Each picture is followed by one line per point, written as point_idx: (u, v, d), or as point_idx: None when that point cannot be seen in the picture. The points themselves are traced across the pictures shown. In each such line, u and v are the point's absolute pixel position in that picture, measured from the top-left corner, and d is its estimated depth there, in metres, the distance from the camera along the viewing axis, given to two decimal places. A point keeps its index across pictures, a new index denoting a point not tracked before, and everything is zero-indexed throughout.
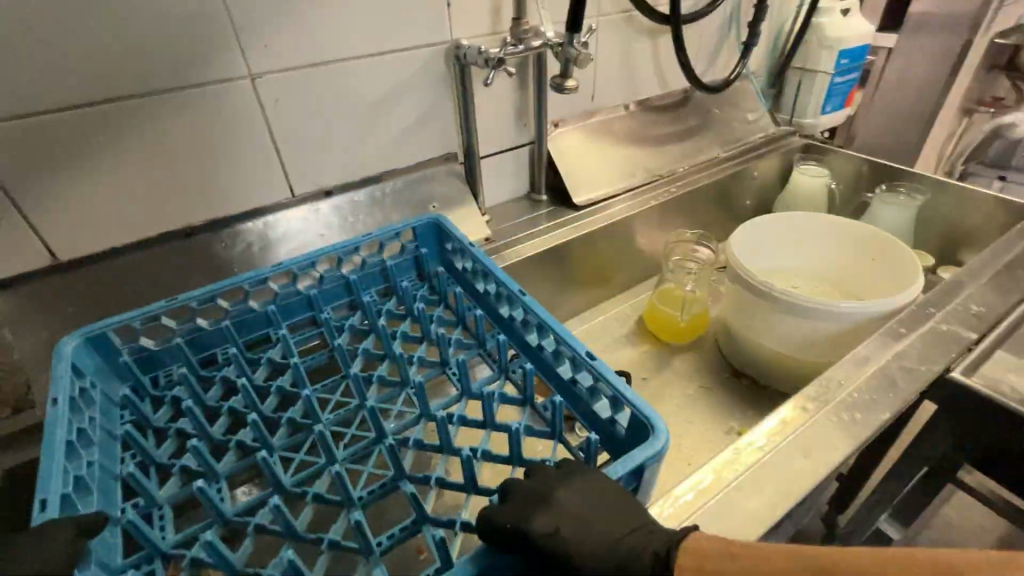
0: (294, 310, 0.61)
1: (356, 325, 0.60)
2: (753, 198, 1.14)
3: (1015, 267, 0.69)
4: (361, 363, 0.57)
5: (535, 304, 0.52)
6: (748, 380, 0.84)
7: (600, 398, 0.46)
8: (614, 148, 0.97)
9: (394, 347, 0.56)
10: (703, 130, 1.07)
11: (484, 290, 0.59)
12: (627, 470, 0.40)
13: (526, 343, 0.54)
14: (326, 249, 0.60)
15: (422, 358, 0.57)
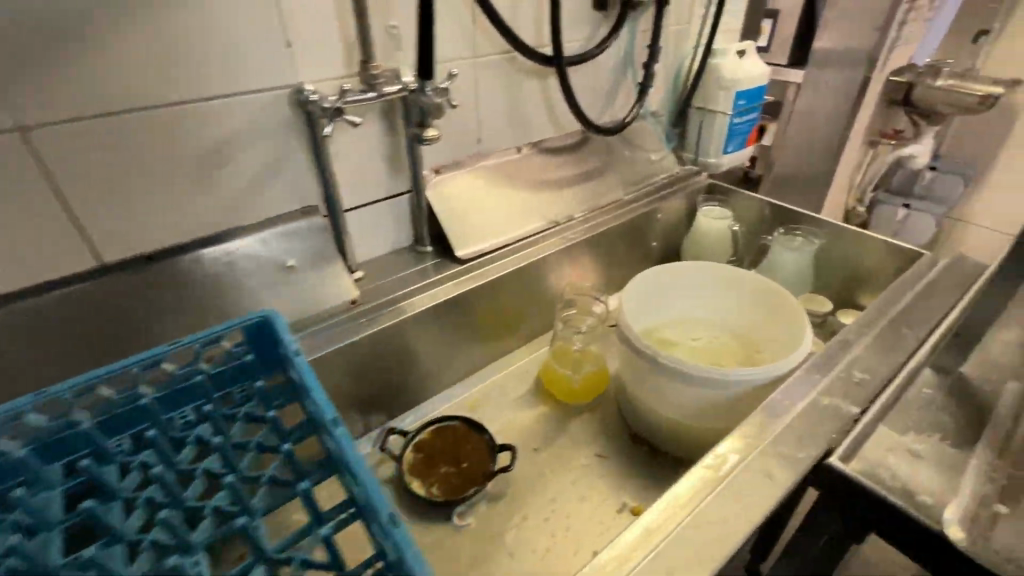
0: (65, 446, 0.47)
1: (148, 460, 0.48)
2: (661, 239, 1.10)
3: (899, 323, 0.66)
4: (138, 518, 0.44)
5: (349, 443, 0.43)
6: (649, 446, 0.78)
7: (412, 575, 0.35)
8: (508, 194, 0.90)
9: (186, 496, 0.46)
10: (605, 171, 1.03)
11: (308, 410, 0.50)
12: None
13: (341, 479, 0.45)
14: (116, 366, 0.48)
15: (217, 507, 0.45)
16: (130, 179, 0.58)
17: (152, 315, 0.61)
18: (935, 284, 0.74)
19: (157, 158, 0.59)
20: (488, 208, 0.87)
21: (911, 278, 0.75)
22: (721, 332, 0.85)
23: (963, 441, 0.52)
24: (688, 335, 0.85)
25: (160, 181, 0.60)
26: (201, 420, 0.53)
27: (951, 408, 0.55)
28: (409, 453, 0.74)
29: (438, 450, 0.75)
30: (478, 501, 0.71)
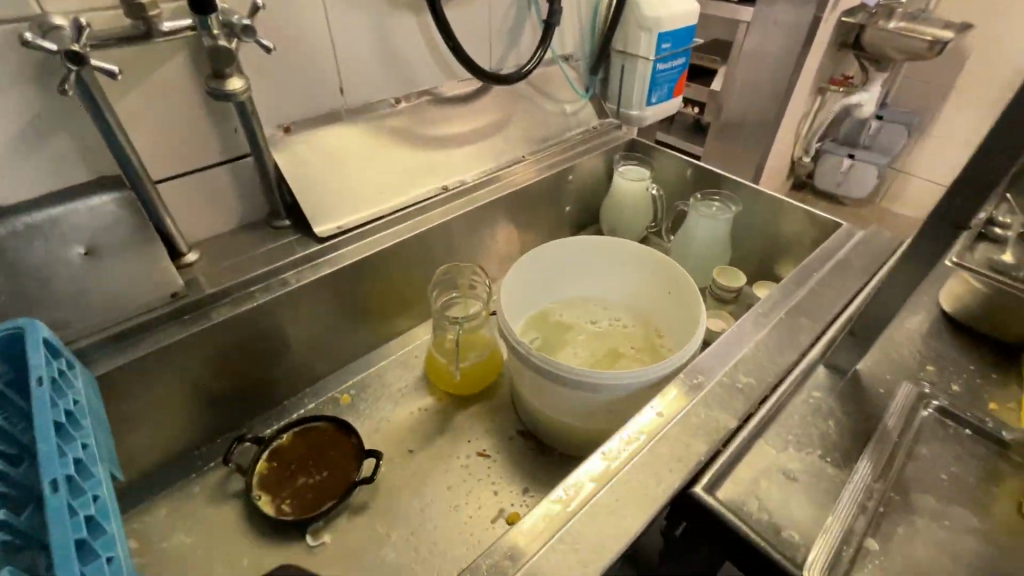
0: None
1: None
2: (576, 203, 1.00)
3: (800, 312, 0.60)
4: None
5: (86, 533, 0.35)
6: (538, 442, 0.71)
7: None
8: (384, 156, 0.76)
9: None
10: (508, 126, 0.90)
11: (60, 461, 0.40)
12: None
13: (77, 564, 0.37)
14: None
15: None
16: None
17: None
18: (846, 263, 0.67)
19: None
20: (358, 174, 0.73)
21: (821, 256, 0.69)
22: (624, 314, 0.77)
23: (843, 457, 0.46)
24: (590, 316, 0.77)
25: None
26: None
27: (837, 415, 0.50)
28: (262, 464, 0.65)
29: (298, 458, 0.66)
30: (339, 513, 0.63)
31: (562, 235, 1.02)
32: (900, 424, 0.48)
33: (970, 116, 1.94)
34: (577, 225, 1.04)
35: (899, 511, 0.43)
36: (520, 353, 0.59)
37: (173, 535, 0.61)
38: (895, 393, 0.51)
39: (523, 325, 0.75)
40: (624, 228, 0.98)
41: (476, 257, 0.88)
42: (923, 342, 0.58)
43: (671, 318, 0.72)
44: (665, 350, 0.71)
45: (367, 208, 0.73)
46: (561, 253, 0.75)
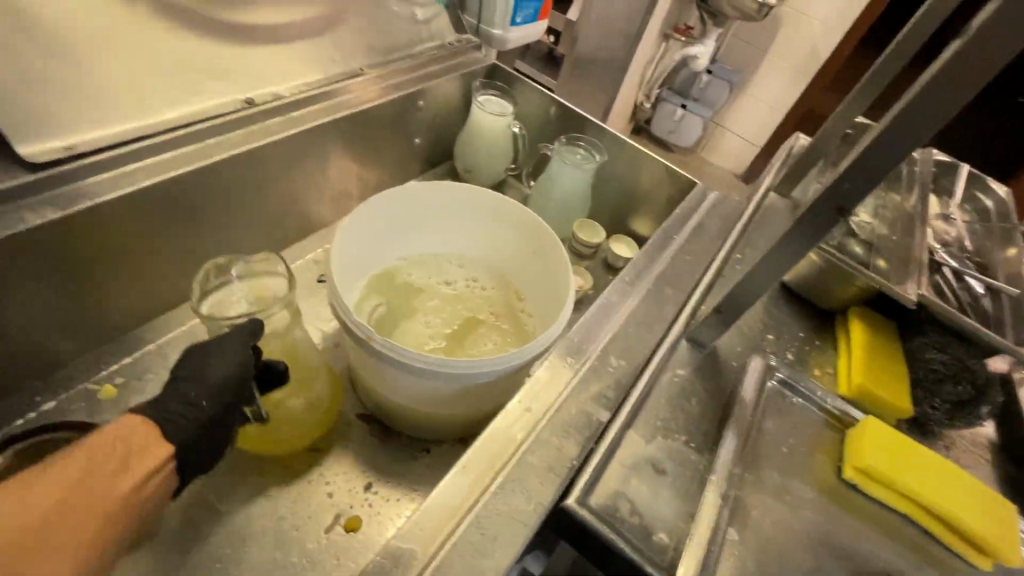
0: None
1: None
2: (426, 134, 0.85)
3: (663, 280, 0.57)
4: None
5: None
6: (382, 426, 0.60)
7: None
8: (145, 43, 0.52)
9: None
10: (339, 24, 0.69)
11: None
12: None
13: None
14: None
15: None
16: None
17: None
18: (701, 227, 0.66)
19: None
20: (93, 68, 0.48)
21: (680, 218, 0.67)
22: (481, 273, 0.68)
23: (704, 439, 0.45)
24: (443, 275, 0.67)
25: None
26: None
27: (698, 393, 0.49)
28: None
29: None
30: None
31: (411, 173, 0.87)
32: (751, 398, 0.49)
33: (776, 80, 2.18)
34: (429, 162, 0.90)
35: (750, 491, 0.43)
36: (360, 338, 0.46)
37: None
38: (745, 366, 0.52)
39: (361, 290, 0.61)
40: (482, 169, 0.87)
41: (299, 195, 0.69)
42: (764, 309, 0.60)
43: (533, 280, 0.65)
44: (525, 316, 0.64)
45: (120, 122, 0.50)
46: (408, 201, 0.62)
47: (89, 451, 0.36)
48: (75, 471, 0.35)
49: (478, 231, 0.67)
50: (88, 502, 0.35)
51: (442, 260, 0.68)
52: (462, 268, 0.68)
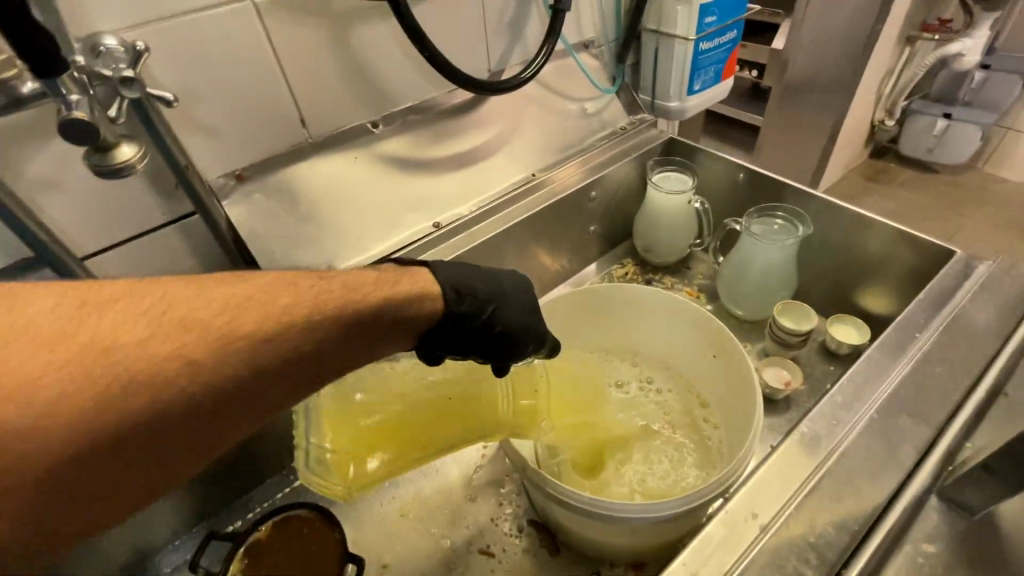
0: None
1: None
2: (602, 221, 0.84)
3: (896, 411, 0.43)
4: None
5: None
6: (552, 537, 0.59)
7: None
8: (362, 194, 0.64)
9: None
10: (515, 138, 0.75)
11: None
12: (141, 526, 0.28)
13: None
14: None
15: None
16: None
17: None
18: (961, 327, 0.49)
19: None
20: (330, 219, 0.62)
21: (925, 314, 0.51)
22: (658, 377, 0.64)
23: None
24: (616, 377, 0.65)
25: None
26: None
27: None
28: (235, 565, 0.56)
29: (277, 559, 0.57)
30: None
31: (588, 258, 0.87)
32: None
33: None
34: (607, 244, 0.88)
35: None
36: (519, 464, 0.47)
37: None
38: None
39: None
40: (663, 247, 0.82)
41: None
42: None
43: (719, 388, 0.58)
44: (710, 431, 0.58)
45: (343, 261, 0.63)
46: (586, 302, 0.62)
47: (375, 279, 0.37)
48: (304, 308, 0.33)
49: (650, 332, 0.64)
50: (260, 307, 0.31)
51: (609, 359, 0.66)
52: (629, 368, 0.66)
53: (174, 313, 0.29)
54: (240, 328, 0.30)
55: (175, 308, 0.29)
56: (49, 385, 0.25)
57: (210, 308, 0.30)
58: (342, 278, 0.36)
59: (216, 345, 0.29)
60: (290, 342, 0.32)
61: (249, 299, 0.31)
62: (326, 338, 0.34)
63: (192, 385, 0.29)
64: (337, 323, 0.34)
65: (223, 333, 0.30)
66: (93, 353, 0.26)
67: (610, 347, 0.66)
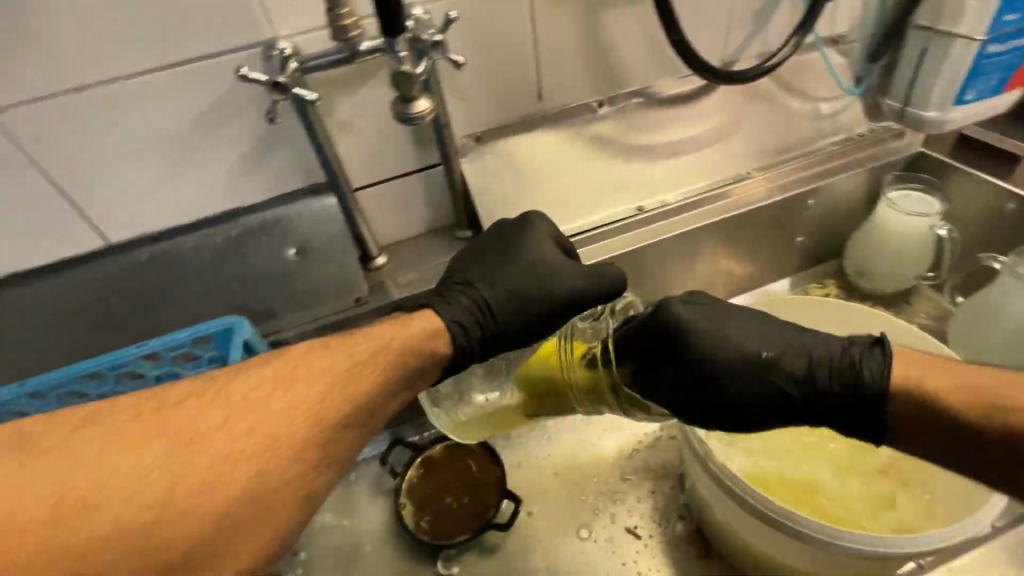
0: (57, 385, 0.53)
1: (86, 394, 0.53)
2: (810, 233, 0.77)
3: None
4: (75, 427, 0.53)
5: None
6: (704, 541, 0.59)
7: None
8: (575, 169, 0.68)
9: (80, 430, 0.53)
10: (733, 132, 0.72)
11: None
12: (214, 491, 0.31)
13: None
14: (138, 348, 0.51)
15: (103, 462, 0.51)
16: (111, 156, 0.54)
17: (152, 296, 0.60)
18: None
19: (139, 134, 0.53)
20: (543, 188, 0.67)
21: None
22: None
23: None
24: None
25: (150, 157, 0.55)
26: (138, 382, 0.54)
27: None
28: (413, 471, 0.65)
29: (446, 478, 0.64)
30: (472, 547, 0.61)
31: (782, 270, 0.81)
32: None
33: None
34: (808, 259, 0.81)
35: None
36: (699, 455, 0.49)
37: (334, 513, 0.66)
38: None
39: None
40: (882, 271, 0.73)
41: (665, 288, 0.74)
42: None
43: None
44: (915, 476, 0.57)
45: None
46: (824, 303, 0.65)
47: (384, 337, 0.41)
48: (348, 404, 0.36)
49: None
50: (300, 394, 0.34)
51: None
52: None
53: (241, 380, 0.33)
54: (257, 383, 0.34)
55: (277, 391, 0.34)
56: (117, 492, 0.28)
57: (261, 381, 0.34)
58: (364, 336, 0.40)
59: (266, 394, 0.33)
60: (328, 371, 0.36)
61: (283, 364, 0.35)
62: (349, 425, 0.36)
63: (266, 407, 0.33)
64: (364, 366, 0.38)
65: (231, 419, 0.31)
66: (196, 462, 0.29)
67: None
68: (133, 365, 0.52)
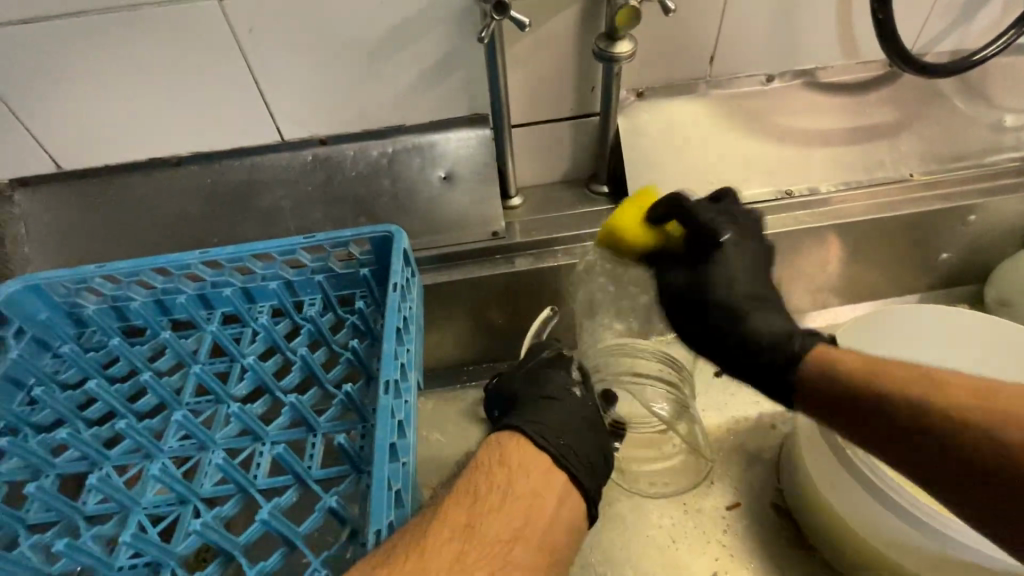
0: (220, 262, 0.56)
1: (244, 275, 0.57)
2: (960, 252, 0.72)
3: None
4: (238, 301, 0.57)
5: (357, 358, 0.51)
6: (795, 529, 0.60)
7: (299, 429, 0.48)
8: (728, 142, 0.67)
9: (241, 305, 0.56)
10: (902, 130, 0.68)
11: (360, 310, 0.54)
12: (388, 438, 0.41)
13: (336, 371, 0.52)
14: (308, 239, 0.55)
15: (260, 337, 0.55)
16: (304, 55, 0.57)
17: (311, 195, 0.64)
18: None
19: (335, 38, 0.56)
20: (690, 156, 0.67)
21: None
22: None
23: None
24: None
25: (340, 62, 0.58)
26: (297, 274, 0.57)
27: None
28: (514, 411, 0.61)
29: None
30: None
31: (916, 285, 0.77)
32: None
33: None
34: (945, 279, 0.76)
35: None
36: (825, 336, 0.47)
37: (431, 431, 0.69)
38: None
39: None
40: None
41: (790, 280, 0.72)
42: None
43: None
44: None
45: (690, 197, 0.67)
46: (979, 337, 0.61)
47: (546, 490, 0.42)
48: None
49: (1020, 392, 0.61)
50: (506, 530, 0.39)
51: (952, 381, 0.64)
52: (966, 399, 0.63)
53: (484, 525, 0.38)
54: (493, 537, 0.38)
55: (480, 527, 0.38)
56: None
57: (511, 512, 0.40)
58: (527, 486, 0.41)
59: (516, 538, 0.39)
60: (540, 514, 0.41)
61: (504, 498, 0.40)
62: (568, 513, 0.43)
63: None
64: (557, 509, 0.42)
65: (493, 572, 0.36)
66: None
67: (958, 375, 0.63)
68: (300, 253, 0.56)
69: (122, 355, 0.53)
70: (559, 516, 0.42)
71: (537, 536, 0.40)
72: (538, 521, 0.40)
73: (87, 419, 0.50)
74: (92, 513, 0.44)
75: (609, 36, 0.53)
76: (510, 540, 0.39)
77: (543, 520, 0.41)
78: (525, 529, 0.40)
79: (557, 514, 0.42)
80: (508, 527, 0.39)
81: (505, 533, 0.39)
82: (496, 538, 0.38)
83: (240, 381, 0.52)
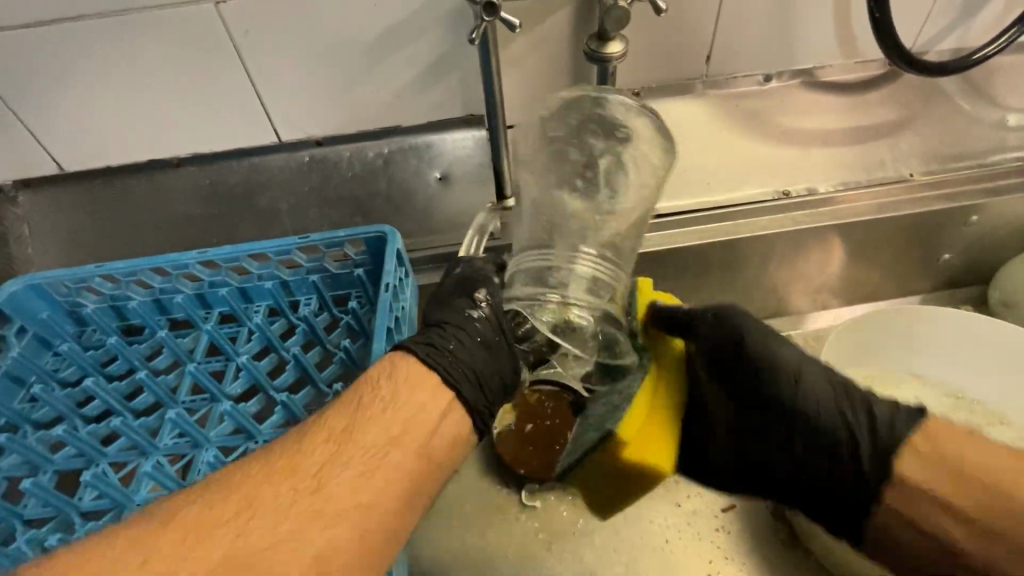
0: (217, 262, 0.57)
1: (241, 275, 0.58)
2: (962, 252, 0.71)
3: None
4: (235, 301, 0.58)
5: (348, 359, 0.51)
6: (792, 532, 0.59)
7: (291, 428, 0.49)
8: (724, 142, 0.67)
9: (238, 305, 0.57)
10: (902, 129, 0.68)
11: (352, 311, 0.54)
12: None
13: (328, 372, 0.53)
14: (302, 240, 0.55)
15: (256, 337, 0.56)
16: (299, 57, 0.57)
17: (307, 196, 0.65)
18: None
19: (330, 40, 0.57)
20: (687, 156, 0.66)
21: None
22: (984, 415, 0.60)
23: None
24: None
25: (335, 63, 0.58)
26: (292, 274, 0.58)
27: None
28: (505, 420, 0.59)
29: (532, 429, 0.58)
30: (558, 488, 0.62)
31: (918, 286, 0.75)
32: None
33: None
34: (947, 281, 0.75)
35: None
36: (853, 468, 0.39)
37: None
38: None
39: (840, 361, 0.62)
40: None
41: (789, 281, 0.72)
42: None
43: None
44: None
45: (686, 197, 0.66)
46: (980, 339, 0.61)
47: (428, 400, 0.39)
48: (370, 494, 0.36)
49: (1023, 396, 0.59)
50: (387, 444, 0.38)
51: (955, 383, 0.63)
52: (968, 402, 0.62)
53: (363, 433, 0.37)
54: (368, 440, 0.37)
55: (359, 439, 0.37)
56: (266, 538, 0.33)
57: (393, 420, 0.38)
58: (410, 401, 0.39)
59: (394, 442, 0.38)
60: (424, 421, 0.39)
61: (386, 411, 0.38)
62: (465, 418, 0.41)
63: (381, 486, 0.36)
64: (443, 419, 0.40)
65: (362, 474, 0.36)
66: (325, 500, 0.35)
67: (960, 378, 0.62)
68: (295, 254, 0.56)
69: (120, 354, 0.54)
70: (451, 421, 0.40)
71: (424, 437, 0.39)
72: (425, 423, 0.39)
73: (84, 417, 0.51)
74: (87, 509, 0.44)
75: (602, 37, 0.53)
76: (386, 447, 0.38)
77: (429, 433, 0.39)
78: (414, 442, 0.38)
79: (449, 421, 0.40)
80: (387, 429, 0.38)
81: (380, 439, 0.38)
82: (371, 442, 0.37)
83: (234, 380, 0.53)
